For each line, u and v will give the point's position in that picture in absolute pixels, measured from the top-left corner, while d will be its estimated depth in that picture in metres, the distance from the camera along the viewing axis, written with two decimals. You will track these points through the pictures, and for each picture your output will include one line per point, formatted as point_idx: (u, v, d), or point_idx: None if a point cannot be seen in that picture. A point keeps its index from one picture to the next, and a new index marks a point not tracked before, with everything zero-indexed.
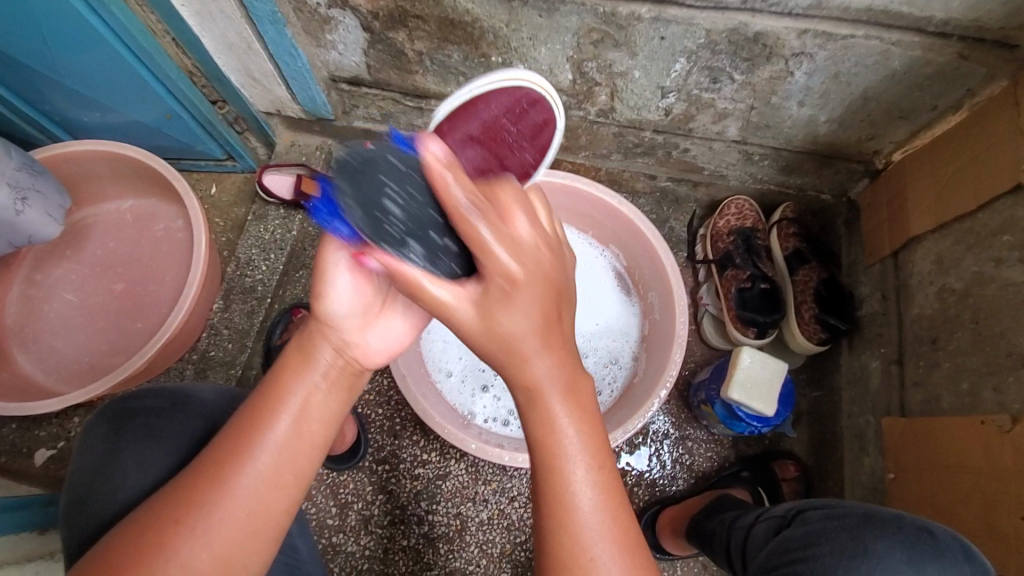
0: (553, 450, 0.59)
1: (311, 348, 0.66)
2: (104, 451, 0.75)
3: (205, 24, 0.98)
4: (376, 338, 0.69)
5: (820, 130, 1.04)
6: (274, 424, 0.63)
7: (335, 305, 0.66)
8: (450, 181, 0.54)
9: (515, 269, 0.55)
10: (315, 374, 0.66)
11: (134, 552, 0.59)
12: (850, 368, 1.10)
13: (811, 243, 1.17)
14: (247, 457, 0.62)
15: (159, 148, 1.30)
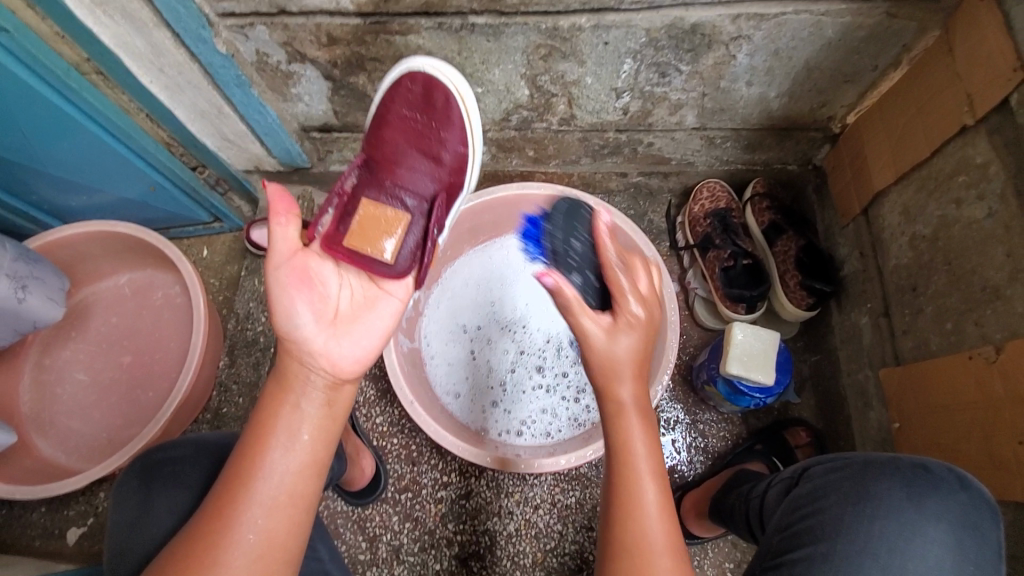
0: (624, 452, 0.68)
1: (291, 374, 0.69)
2: (129, 517, 0.78)
3: (175, 97, 1.03)
4: (346, 345, 0.73)
5: (773, 105, 1.07)
6: (270, 449, 0.66)
7: (297, 324, 0.71)
8: (563, 284, 0.73)
9: (638, 314, 0.72)
10: (297, 398, 0.69)
11: None
12: (842, 328, 1.12)
13: (785, 213, 1.20)
14: (252, 483, 0.64)
15: (148, 221, 1.35)
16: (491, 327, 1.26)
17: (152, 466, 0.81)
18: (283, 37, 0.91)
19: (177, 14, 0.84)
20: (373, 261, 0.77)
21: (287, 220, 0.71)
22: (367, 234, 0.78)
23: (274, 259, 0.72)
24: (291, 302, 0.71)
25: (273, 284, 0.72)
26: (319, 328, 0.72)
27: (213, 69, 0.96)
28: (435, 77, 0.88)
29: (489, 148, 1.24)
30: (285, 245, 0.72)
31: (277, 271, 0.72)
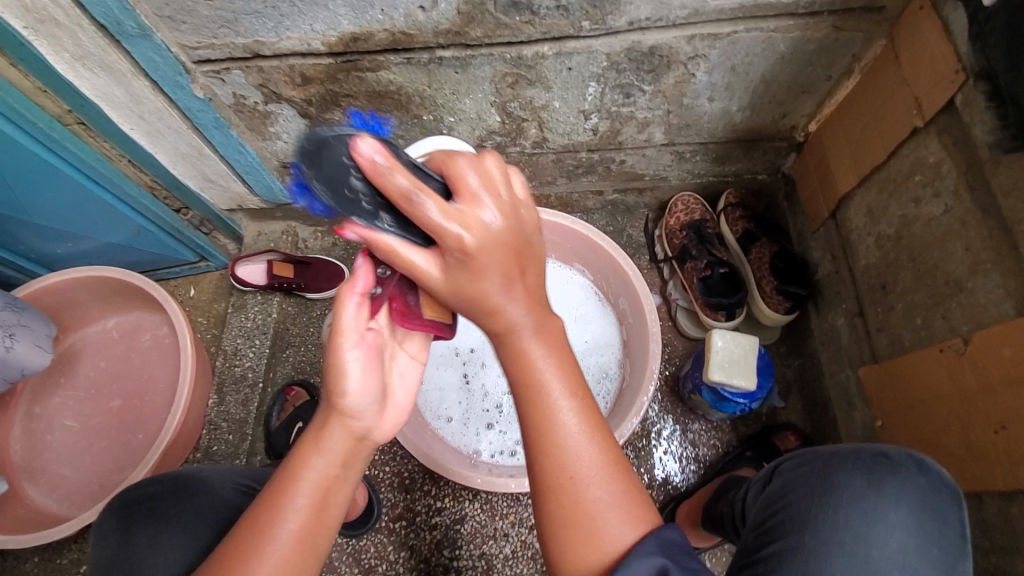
0: (556, 452, 0.65)
1: (326, 434, 0.68)
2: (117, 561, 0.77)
3: (156, 142, 1.06)
4: (388, 414, 0.73)
5: (737, 118, 1.11)
6: (296, 506, 0.65)
7: (353, 393, 0.68)
8: (423, 203, 0.57)
9: (471, 236, 0.60)
10: (331, 457, 0.68)
11: None
12: (821, 330, 1.14)
13: (758, 222, 1.23)
14: (276, 538, 0.64)
15: (135, 264, 1.36)
16: (482, 349, 1.27)
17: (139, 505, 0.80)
18: (258, 78, 0.94)
19: (155, 64, 0.88)
20: (452, 321, 0.75)
21: (360, 296, 0.67)
22: (432, 291, 0.77)
23: (345, 336, 0.66)
24: (348, 377, 0.67)
25: (337, 353, 0.66)
26: (368, 404, 0.70)
27: (191, 112, 0.99)
28: (455, 154, 0.92)
29: None
30: (355, 325, 0.67)
31: (354, 338, 0.67)
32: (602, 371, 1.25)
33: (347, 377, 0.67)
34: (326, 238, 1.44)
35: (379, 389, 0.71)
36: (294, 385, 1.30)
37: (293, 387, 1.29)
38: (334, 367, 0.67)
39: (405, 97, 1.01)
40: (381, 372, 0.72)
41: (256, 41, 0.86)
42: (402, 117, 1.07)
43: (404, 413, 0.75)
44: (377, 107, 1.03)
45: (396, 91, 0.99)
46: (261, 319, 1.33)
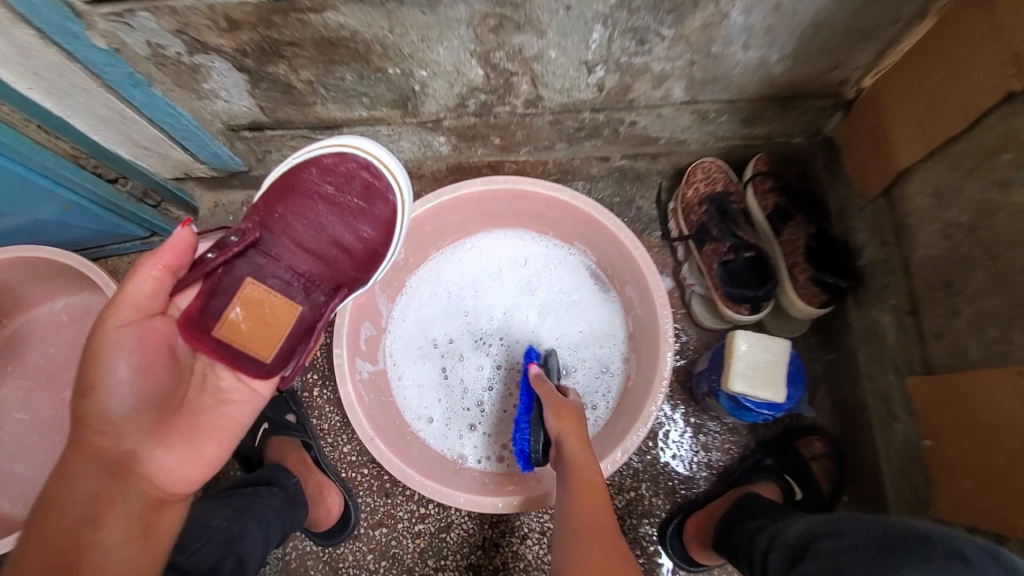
0: (580, 490, 0.77)
1: (89, 454, 0.67)
2: None
3: (66, 104, 0.87)
4: (167, 451, 0.72)
5: (775, 71, 0.90)
6: (75, 543, 0.64)
7: (115, 405, 0.68)
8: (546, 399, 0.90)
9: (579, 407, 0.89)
10: (79, 488, 0.66)
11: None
12: (860, 326, 0.97)
13: (790, 197, 1.05)
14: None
15: (74, 243, 1.19)
16: (463, 340, 1.13)
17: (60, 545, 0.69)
18: (174, 24, 0.75)
19: (33, 6, 0.67)
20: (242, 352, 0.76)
21: (162, 269, 0.71)
22: (264, 315, 0.77)
23: (121, 310, 0.69)
24: (109, 379, 0.67)
25: (104, 340, 0.68)
26: (131, 431, 0.69)
27: (98, 68, 0.80)
28: (373, 162, 0.85)
29: (448, 138, 1.08)
30: (141, 302, 0.70)
31: (125, 325, 0.69)
32: (604, 367, 1.10)
33: (109, 378, 0.67)
34: None
35: (154, 414, 0.71)
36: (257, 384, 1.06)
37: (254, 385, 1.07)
38: (93, 367, 0.67)
39: (363, 46, 0.81)
40: (169, 395, 0.74)
41: None
42: (362, 71, 0.87)
43: (201, 455, 0.76)
44: (330, 59, 0.84)
45: (351, 39, 0.79)
46: None
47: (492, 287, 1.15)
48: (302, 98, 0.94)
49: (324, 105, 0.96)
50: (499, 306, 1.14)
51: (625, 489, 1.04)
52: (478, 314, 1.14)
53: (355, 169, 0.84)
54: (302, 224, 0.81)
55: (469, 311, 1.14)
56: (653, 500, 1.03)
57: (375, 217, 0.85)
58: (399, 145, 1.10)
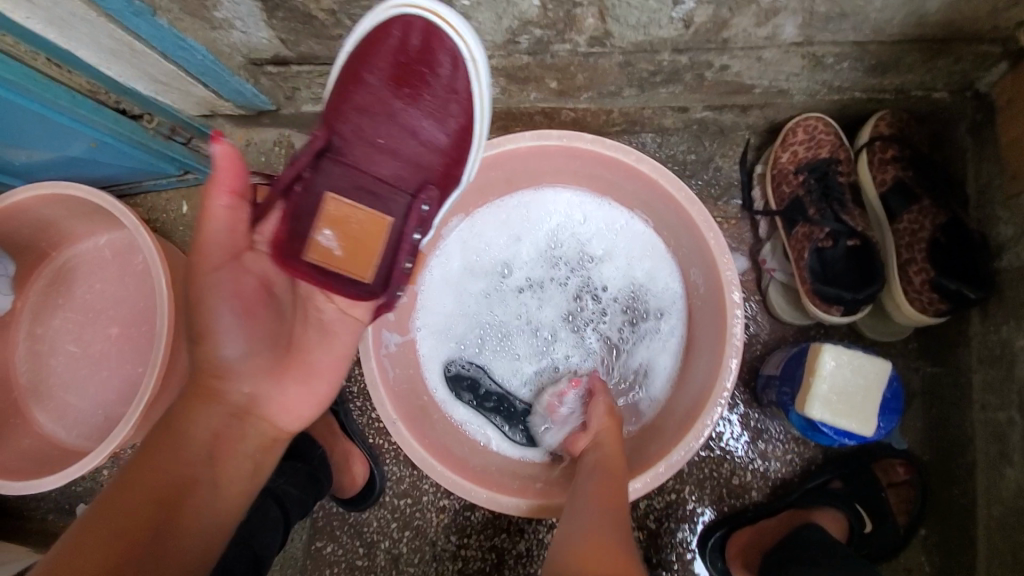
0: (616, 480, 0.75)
1: (224, 341, 0.64)
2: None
3: (69, 36, 0.77)
4: (283, 389, 0.67)
5: (932, 5, 0.67)
6: (152, 498, 0.58)
7: (227, 353, 0.64)
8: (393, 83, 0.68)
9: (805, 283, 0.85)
10: (239, 363, 0.65)
11: (163, 470, 0.60)
12: (984, 342, 0.80)
13: (919, 168, 0.84)
14: (110, 537, 0.55)
15: (115, 176, 1.13)
16: (529, 325, 1.01)
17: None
18: None
19: None
20: (340, 277, 0.64)
21: (229, 196, 0.60)
22: (352, 237, 0.64)
23: (208, 258, 0.62)
24: (229, 328, 0.64)
25: (209, 284, 0.63)
26: (260, 381, 0.66)
27: None
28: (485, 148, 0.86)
29: (496, 80, 0.91)
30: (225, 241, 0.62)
31: (220, 269, 0.63)
32: (657, 366, 0.97)
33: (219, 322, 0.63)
34: None
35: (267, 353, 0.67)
36: None
37: None
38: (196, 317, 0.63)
39: None
40: (272, 332, 0.68)
41: None
42: None
43: (312, 393, 0.69)
44: None
45: None
46: None
47: (563, 260, 1.01)
48: (325, 31, 0.80)
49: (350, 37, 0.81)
50: (571, 290, 1.01)
51: (666, 491, 0.95)
52: (545, 289, 1.01)
53: (408, 33, 0.66)
54: (375, 124, 0.68)
55: (489, 275, 1.01)
56: (697, 504, 0.95)
57: (450, 120, 0.69)
58: None
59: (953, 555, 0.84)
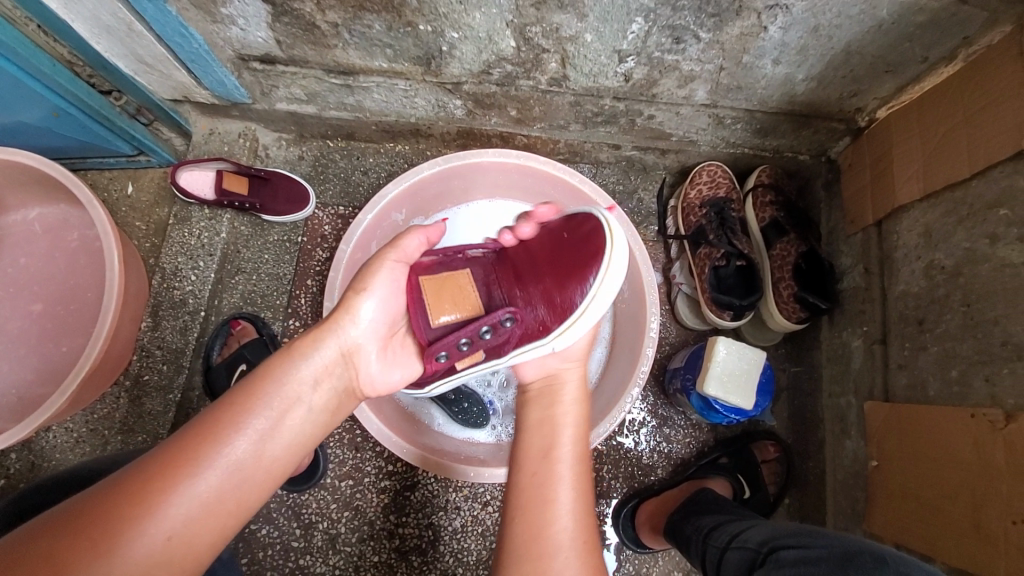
0: (553, 433, 0.75)
1: (351, 302, 0.73)
2: None
3: (71, 7, 0.82)
4: (378, 359, 0.76)
5: (798, 89, 0.92)
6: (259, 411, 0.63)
7: (359, 308, 0.74)
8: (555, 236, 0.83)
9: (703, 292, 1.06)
10: (358, 322, 0.73)
11: (260, 391, 0.64)
12: (830, 345, 1.04)
13: (788, 211, 1.09)
14: (224, 435, 0.60)
15: (63, 150, 1.12)
16: None
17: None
18: None
19: None
20: (421, 311, 0.77)
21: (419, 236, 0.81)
22: (452, 297, 0.78)
23: (393, 252, 0.78)
24: (374, 290, 0.75)
25: (379, 265, 0.76)
26: (371, 336, 0.75)
27: None
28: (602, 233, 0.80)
29: (464, 103, 1.05)
30: (408, 250, 0.79)
31: (397, 262, 0.78)
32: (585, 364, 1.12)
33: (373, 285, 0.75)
34: (292, 148, 1.23)
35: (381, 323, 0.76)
36: (240, 318, 1.13)
37: (240, 321, 1.12)
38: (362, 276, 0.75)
39: None
40: (394, 313, 0.78)
41: None
42: (392, 23, 0.84)
43: (395, 374, 0.79)
44: (361, 5, 0.81)
45: None
46: (207, 238, 1.14)
47: None
48: (322, 39, 0.90)
49: (344, 49, 0.92)
50: None
51: None
52: None
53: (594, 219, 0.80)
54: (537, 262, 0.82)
55: None
56: (612, 481, 1.10)
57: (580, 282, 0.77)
58: (413, 101, 1.07)
59: (807, 516, 1.05)
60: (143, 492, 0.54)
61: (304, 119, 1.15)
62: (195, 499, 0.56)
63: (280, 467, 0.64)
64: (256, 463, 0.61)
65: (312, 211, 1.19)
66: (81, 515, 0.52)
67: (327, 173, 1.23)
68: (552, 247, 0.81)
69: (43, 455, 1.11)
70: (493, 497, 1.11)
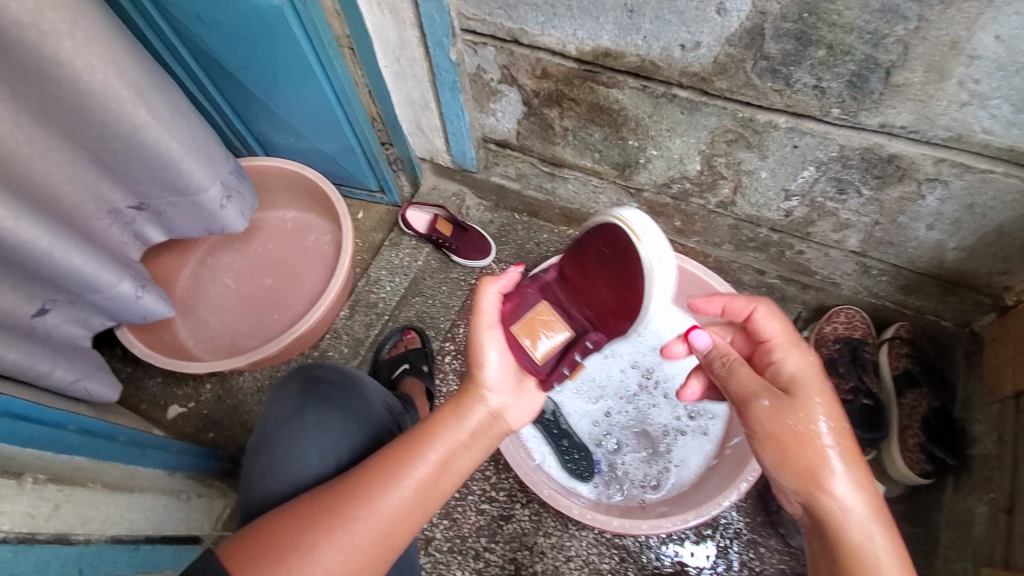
0: (819, 480, 0.65)
1: (478, 356, 0.79)
2: (292, 407, 0.82)
3: (398, 84, 1.20)
4: (524, 403, 0.81)
5: (948, 256, 1.02)
6: (423, 459, 0.72)
7: (490, 370, 0.79)
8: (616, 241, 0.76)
9: None
10: (490, 367, 0.79)
11: (420, 436, 0.74)
12: (955, 510, 1.02)
13: (923, 367, 1.13)
14: (393, 476, 0.70)
15: (332, 175, 1.53)
16: (607, 386, 1.25)
17: (318, 377, 0.85)
18: (506, 60, 1.04)
19: (432, 20, 1.00)
20: (523, 353, 0.80)
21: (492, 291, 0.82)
22: (534, 325, 0.81)
23: (484, 313, 0.80)
24: (487, 341, 0.80)
25: (479, 330, 0.80)
26: (507, 387, 0.79)
27: (438, 70, 1.11)
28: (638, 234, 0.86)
29: (639, 207, 1.29)
30: (490, 312, 0.81)
31: (489, 308, 0.81)
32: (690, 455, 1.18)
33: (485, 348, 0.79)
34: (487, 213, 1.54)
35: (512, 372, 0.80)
36: (412, 329, 1.36)
37: (411, 331, 1.36)
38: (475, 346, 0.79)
39: (622, 118, 1.06)
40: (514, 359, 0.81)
41: (522, 29, 0.96)
42: (609, 135, 1.12)
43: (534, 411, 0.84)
44: (592, 119, 1.09)
45: (617, 111, 1.05)
46: (407, 262, 1.46)
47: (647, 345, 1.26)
48: (551, 137, 1.20)
49: (563, 147, 1.21)
50: (642, 370, 1.25)
51: (674, 559, 1.15)
52: (620, 360, 1.25)
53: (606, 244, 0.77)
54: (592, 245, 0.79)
55: None
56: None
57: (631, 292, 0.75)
58: (597, 197, 1.32)
59: None
60: (323, 521, 0.68)
61: (507, 192, 1.45)
62: (373, 522, 0.68)
63: (443, 498, 0.74)
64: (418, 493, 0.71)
65: (489, 262, 1.46)
66: (277, 529, 0.68)
67: (508, 237, 1.51)
68: (599, 261, 0.79)
69: (233, 391, 1.39)
70: (577, 555, 1.16)
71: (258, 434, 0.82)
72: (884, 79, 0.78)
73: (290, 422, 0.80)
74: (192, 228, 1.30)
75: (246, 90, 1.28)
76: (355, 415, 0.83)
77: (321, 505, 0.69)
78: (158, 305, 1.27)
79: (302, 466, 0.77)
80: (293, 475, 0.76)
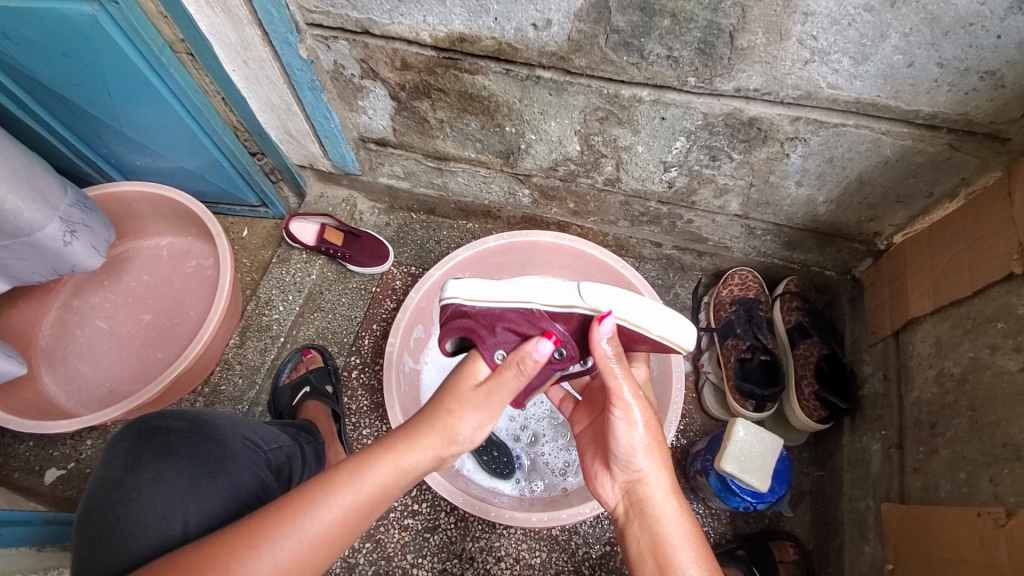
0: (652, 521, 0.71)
1: (449, 430, 0.68)
2: (125, 464, 0.76)
3: (251, 88, 1.10)
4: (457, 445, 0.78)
5: (820, 210, 1.06)
6: (339, 503, 0.64)
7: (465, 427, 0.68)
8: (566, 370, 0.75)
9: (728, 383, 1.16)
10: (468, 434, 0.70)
11: (339, 472, 0.66)
12: (851, 449, 1.08)
13: (813, 317, 1.19)
14: (305, 515, 0.62)
15: (204, 193, 1.41)
16: None
17: (154, 428, 0.79)
18: (362, 53, 0.97)
19: (270, 15, 0.91)
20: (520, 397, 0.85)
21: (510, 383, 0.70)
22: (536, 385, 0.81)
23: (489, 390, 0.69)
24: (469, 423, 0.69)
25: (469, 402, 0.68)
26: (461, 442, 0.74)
27: (292, 70, 1.03)
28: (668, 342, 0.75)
29: (532, 193, 1.26)
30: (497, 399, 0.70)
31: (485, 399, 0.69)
32: None
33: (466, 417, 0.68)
34: (382, 215, 1.47)
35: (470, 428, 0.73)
36: (312, 347, 1.29)
37: (311, 350, 1.28)
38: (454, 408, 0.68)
39: (494, 105, 1.02)
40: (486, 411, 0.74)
41: (370, 19, 0.90)
42: (485, 123, 1.08)
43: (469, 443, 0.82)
44: (464, 108, 1.05)
45: (487, 97, 1.00)
46: (299, 278, 1.35)
47: None
48: (428, 131, 1.14)
49: (443, 140, 1.16)
50: None
51: (604, 541, 1.14)
52: None
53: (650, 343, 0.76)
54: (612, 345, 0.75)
55: None
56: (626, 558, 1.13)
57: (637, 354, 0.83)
58: (489, 187, 1.28)
59: None
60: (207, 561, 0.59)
61: (398, 192, 1.38)
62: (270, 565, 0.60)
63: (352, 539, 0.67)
64: (324, 535, 0.63)
65: (388, 267, 1.39)
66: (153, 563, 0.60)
67: (407, 239, 1.45)
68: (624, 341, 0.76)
69: None
70: (506, 554, 1.13)
71: (89, 505, 0.74)
72: (730, 44, 0.78)
73: (123, 486, 0.74)
74: (35, 272, 1.15)
75: (77, 109, 1.12)
76: (203, 459, 0.78)
77: (193, 560, 0.60)
78: (11, 365, 1.15)
79: (141, 531, 0.70)
80: (129, 543, 0.69)
